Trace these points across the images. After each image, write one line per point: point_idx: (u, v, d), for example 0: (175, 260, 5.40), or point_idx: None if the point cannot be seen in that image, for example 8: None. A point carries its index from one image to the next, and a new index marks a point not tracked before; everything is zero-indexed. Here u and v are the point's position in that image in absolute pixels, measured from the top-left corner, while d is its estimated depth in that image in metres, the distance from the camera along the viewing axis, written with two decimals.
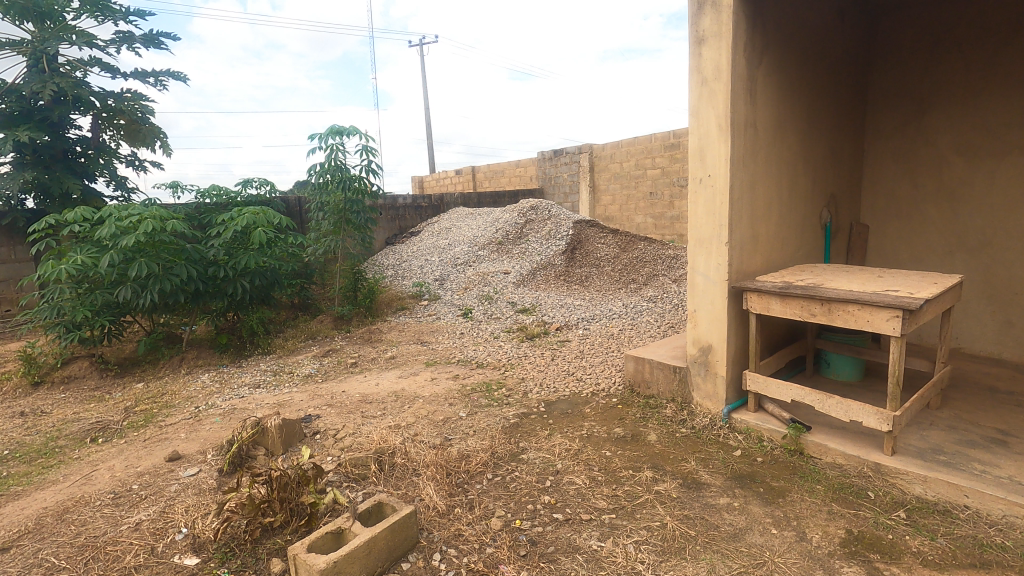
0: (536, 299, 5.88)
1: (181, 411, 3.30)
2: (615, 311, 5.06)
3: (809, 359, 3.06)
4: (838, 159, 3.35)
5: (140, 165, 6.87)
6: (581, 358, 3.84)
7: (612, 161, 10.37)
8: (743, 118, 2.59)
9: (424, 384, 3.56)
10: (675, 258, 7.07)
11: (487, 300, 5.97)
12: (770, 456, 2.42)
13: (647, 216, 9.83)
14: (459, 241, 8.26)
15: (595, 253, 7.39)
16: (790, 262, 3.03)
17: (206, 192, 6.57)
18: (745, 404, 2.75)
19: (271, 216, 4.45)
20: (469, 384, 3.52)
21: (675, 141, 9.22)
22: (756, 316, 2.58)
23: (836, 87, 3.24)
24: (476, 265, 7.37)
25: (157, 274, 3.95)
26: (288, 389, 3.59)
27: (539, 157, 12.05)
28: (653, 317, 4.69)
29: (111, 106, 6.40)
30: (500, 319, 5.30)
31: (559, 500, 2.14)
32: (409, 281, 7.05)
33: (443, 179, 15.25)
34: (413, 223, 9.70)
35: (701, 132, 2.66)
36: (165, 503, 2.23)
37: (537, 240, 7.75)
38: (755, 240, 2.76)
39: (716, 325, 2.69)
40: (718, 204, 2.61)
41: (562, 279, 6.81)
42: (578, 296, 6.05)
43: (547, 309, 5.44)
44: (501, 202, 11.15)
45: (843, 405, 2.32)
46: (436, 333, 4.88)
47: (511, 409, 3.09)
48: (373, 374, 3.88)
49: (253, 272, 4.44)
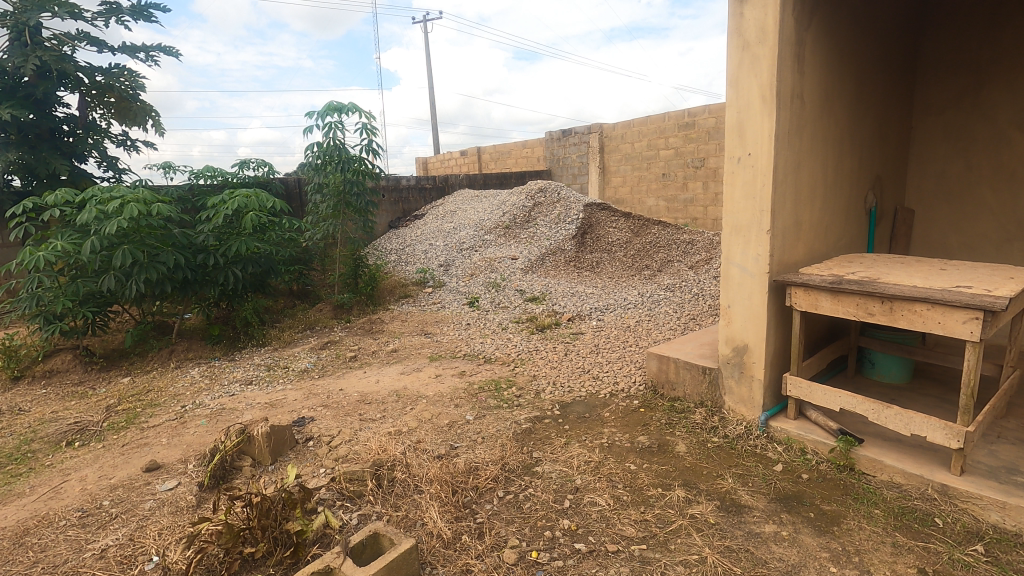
0: (546, 287, 5.59)
1: (166, 411, 3.05)
2: (631, 300, 4.78)
3: (851, 359, 2.78)
4: (885, 136, 3.02)
5: (131, 145, 6.60)
6: (596, 353, 3.57)
7: (622, 141, 9.99)
8: (790, 88, 2.26)
9: (427, 382, 3.30)
10: (691, 243, 6.75)
11: (494, 288, 5.68)
12: (816, 472, 2.15)
13: (659, 198, 9.47)
14: (464, 224, 7.96)
15: (606, 238, 7.08)
16: (833, 252, 2.72)
17: (201, 174, 6.28)
18: (784, 410, 2.48)
19: (264, 198, 4.13)
20: (476, 382, 3.26)
21: (689, 120, 8.78)
22: (801, 313, 2.29)
23: (887, 56, 2.90)
24: (482, 250, 7.07)
25: (142, 262, 3.66)
26: (282, 386, 3.34)
27: (547, 137, 11.66)
28: (671, 307, 4.40)
29: (99, 82, 6.10)
30: (509, 308, 5.01)
31: (581, 525, 1.88)
32: (413, 267, 6.78)
33: (448, 160, 14.89)
34: (416, 205, 9.39)
35: (740, 105, 2.34)
36: (136, 524, 1.98)
37: (545, 224, 7.42)
38: (798, 227, 2.46)
39: (754, 323, 2.40)
40: (759, 187, 2.31)
41: (572, 265, 6.50)
42: (591, 283, 5.75)
43: (558, 298, 5.16)
44: (507, 184, 10.81)
45: (904, 417, 2.04)
46: (441, 323, 4.62)
47: (523, 412, 2.83)
48: (372, 370, 3.62)
49: (245, 259, 4.14)
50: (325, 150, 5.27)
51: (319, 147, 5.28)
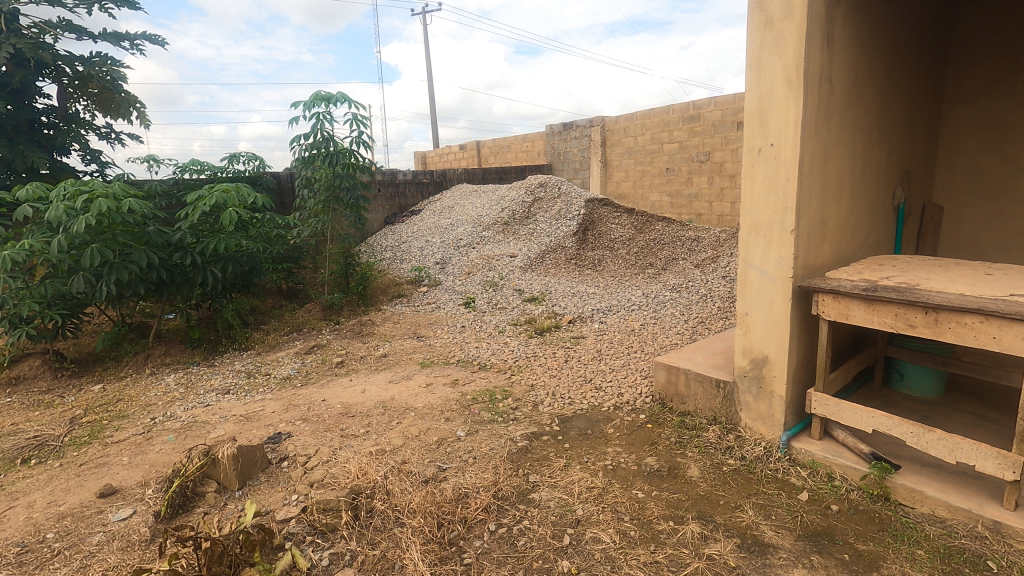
0: (545, 286, 5.35)
1: (133, 425, 2.82)
2: (634, 301, 4.54)
3: (878, 370, 2.54)
4: (915, 126, 2.77)
5: (115, 137, 6.35)
6: (598, 360, 3.33)
7: (625, 134, 9.72)
8: (818, 70, 2.02)
9: (417, 393, 3.06)
10: (697, 240, 6.49)
11: (492, 287, 5.45)
12: (847, 503, 1.91)
13: (663, 193, 9.22)
14: (462, 220, 7.72)
15: (608, 235, 6.83)
16: (860, 253, 2.48)
17: (188, 168, 6.03)
18: (807, 429, 2.24)
19: (245, 193, 3.88)
20: (469, 393, 3.02)
21: (694, 112, 8.51)
22: (829, 322, 2.05)
23: (918, 38, 2.65)
24: (480, 247, 6.83)
25: (113, 262, 3.41)
26: (261, 396, 3.11)
27: (547, 131, 11.39)
28: (677, 309, 4.16)
29: (80, 71, 5.85)
30: (507, 309, 4.77)
31: (582, 568, 1.65)
32: (408, 265, 6.54)
33: (447, 154, 14.62)
34: (413, 201, 9.14)
35: (761, 90, 2.09)
36: (79, 563, 1.75)
37: (545, 221, 7.17)
38: (824, 226, 2.21)
39: (776, 333, 2.16)
40: (782, 182, 2.06)
41: (573, 263, 6.26)
42: (592, 283, 5.51)
43: (558, 298, 4.92)
44: (507, 178, 10.55)
45: (948, 442, 1.80)
46: (434, 326, 4.38)
47: (519, 427, 2.59)
48: (359, 378, 3.38)
49: (226, 259, 3.90)
50: (315, 142, 5.02)
51: (308, 139, 5.03)
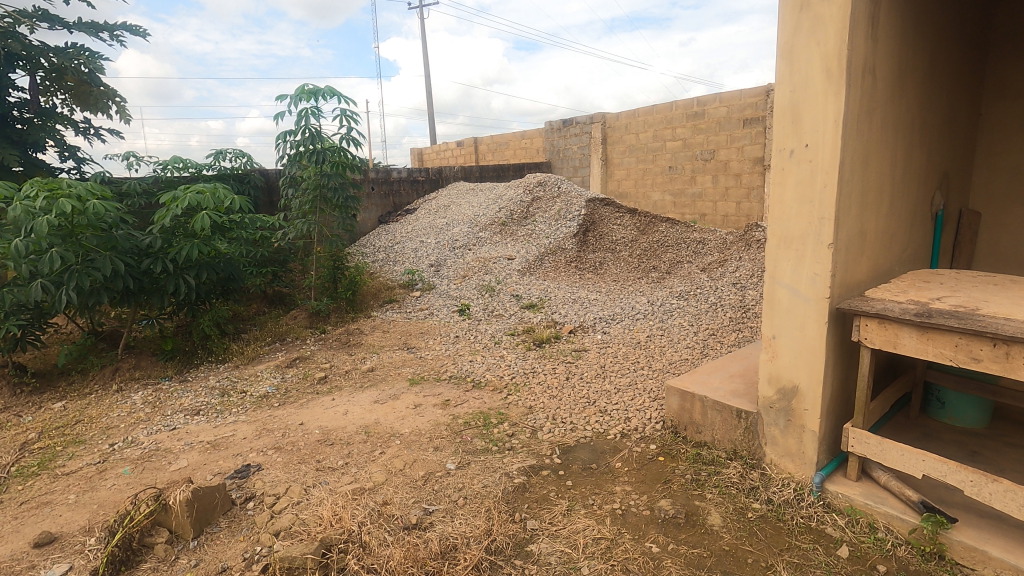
0: (545, 291, 5.08)
1: (89, 453, 2.55)
2: (639, 309, 4.27)
3: (916, 397, 2.28)
4: (954, 125, 2.50)
5: (94, 132, 6.06)
6: (603, 378, 3.07)
7: (627, 132, 9.44)
8: (861, 60, 1.74)
9: (404, 415, 2.79)
10: (702, 242, 6.22)
11: (488, 292, 5.18)
12: (895, 562, 1.65)
13: (665, 192, 8.96)
14: (458, 220, 7.45)
15: (610, 236, 6.57)
16: (898, 267, 2.21)
17: (170, 165, 5.73)
18: (842, 468, 1.98)
19: (222, 195, 3.60)
20: (461, 416, 2.75)
21: (698, 109, 8.23)
22: (872, 350, 1.78)
23: (960, 26, 2.38)
24: (476, 249, 6.56)
25: (74, 268, 3.11)
26: (233, 419, 2.84)
27: (547, 127, 11.11)
28: (685, 319, 3.89)
29: (55, 63, 5.55)
30: (504, 317, 4.51)
31: None
32: (401, 267, 6.27)
33: (444, 151, 14.33)
34: (408, 199, 8.85)
35: (794, 83, 1.82)
36: None
37: (545, 221, 6.90)
38: (863, 238, 1.94)
39: (808, 360, 1.89)
40: (818, 189, 1.79)
41: (574, 266, 5.99)
42: (593, 288, 5.24)
43: (558, 305, 4.66)
44: (505, 176, 10.26)
45: (1017, 496, 1.54)
46: (426, 335, 4.11)
47: (516, 459, 2.32)
48: (342, 396, 3.11)
49: (201, 265, 3.61)
50: (302, 139, 4.74)
51: (294, 136, 4.75)
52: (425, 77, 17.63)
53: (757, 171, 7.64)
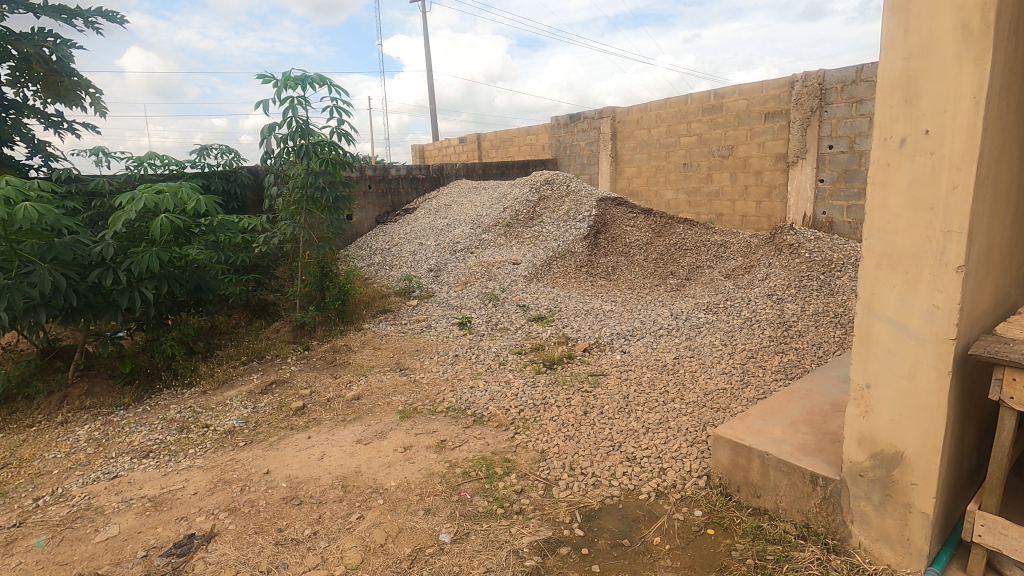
0: (554, 301, 4.61)
1: (4, 512, 2.09)
2: (661, 324, 3.80)
3: None
4: None
5: (65, 126, 5.60)
6: (627, 414, 2.60)
7: (638, 127, 8.95)
8: (1008, 14, 1.26)
9: (390, 461, 2.32)
10: (723, 245, 5.74)
11: (491, 302, 4.72)
12: None
13: (679, 190, 8.46)
14: (459, 221, 6.99)
15: (622, 239, 6.10)
16: (1017, 291, 1.73)
17: (145, 162, 5.27)
18: (959, 559, 1.50)
19: (183, 193, 3.14)
20: (460, 463, 2.29)
21: (715, 102, 7.73)
22: (1016, 413, 1.30)
23: None
24: (478, 252, 6.09)
25: (6, 283, 2.64)
26: (187, 465, 2.38)
27: (553, 123, 10.62)
28: (716, 337, 3.41)
29: (20, 51, 5.09)
30: (509, 331, 4.04)
31: None
32: (398, 273, 5.83)
33: (446, 148, 13.86)
34: (407, 198, 8.39)
35: (909, 47, 1.33)
36: None
37: (552, 222, 6.42)
38: (989, 256, 1.46)
39: (919, 420, 1.42)
40: (943, 192, 1.31)
41: (584, 272, 5.53)
42: (607, 297, 4.76)
43: (569, 318, 4.19)
44: (510, 173, 9.78)
45: None
46: (421, 353, 3.64)
47: (526, 530, 1.85)
48: (320, 433, 2.65)
49: (161, 276, 3.13)
50: (289, 132, 4.28)
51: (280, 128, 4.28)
52: (427, 72, 17.18)
53: (779, 168, 7.12)
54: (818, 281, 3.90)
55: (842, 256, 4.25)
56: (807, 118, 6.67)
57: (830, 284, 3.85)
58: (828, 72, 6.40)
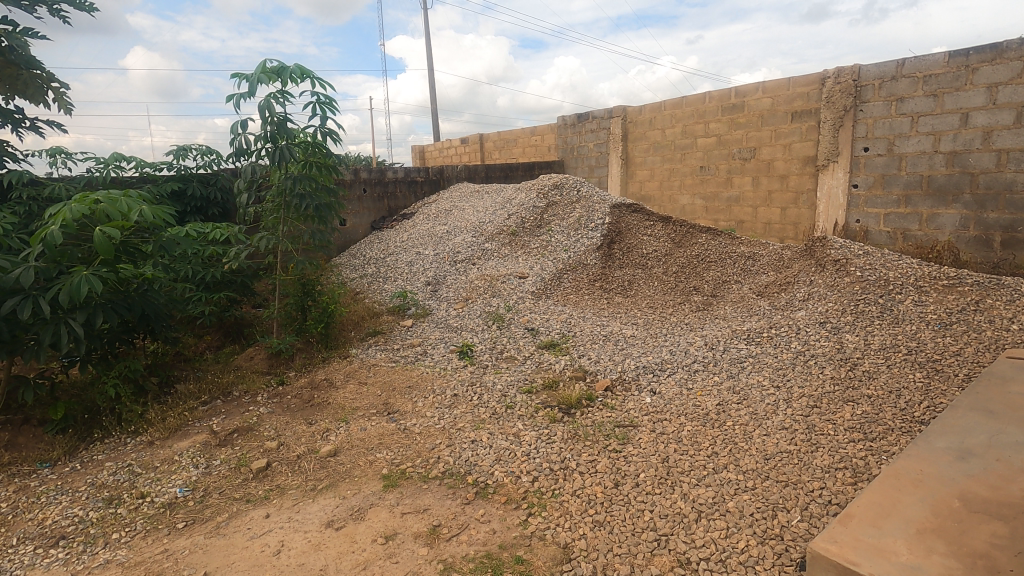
0: (567, 324, 4.05)
1: None
2: (694, 357, 3.25)
3: None
4: None
5: (24, 124, 5.06)
6: (669, 487, 2.05)
7: (651, 127, 8.40)
8: None
9: (366, 559, 1.78)
10: (752, 257, 5.19)
11: (495, 324, 4.18)
12: None
13: (696, 195, 7.92)
14: (460, 228, 6.46)
15: (639, 249, 5.56)
16: None
17: (110, 164, 4.74)
18: None
19: (124, 202, 2.57)
20: (456, 564, 1.74)
21: (736, 101, 7.19)
22: None
23: None
24: (481, 263, 5.55)
25: None
26: (104, 561, 1.83)
27: (559, 123, 10.09)
28: (766, 376, 2.85)
29: None
30: (516, 361, 3.49)
31: None
32: (392, 288, 5.29)
33: (446, 149, 13.35)
34: (405, 203, 7.86)
35: None
36: None
37: (561, 231, 5.86)
38: None
39: None
40: None
41: (598, 287, 4.98)
42: (626, 319, 4.22)
43: (585, 346, 3.64)
44: (514, 176, 9.23)
45: None
46: (413, 391, 3.10)
47: None
48: (282, 507, 2.11)
49: (97, 306, 2.57)
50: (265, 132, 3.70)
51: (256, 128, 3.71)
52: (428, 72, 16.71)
53: (807, 172, 6.56)
54: (878, 305, 3.34)
55: (899, 275, 3.69)
56: (839, 117, 6.12)
57: (892, 309, 3.29)
58: (864, 67, 5.84)
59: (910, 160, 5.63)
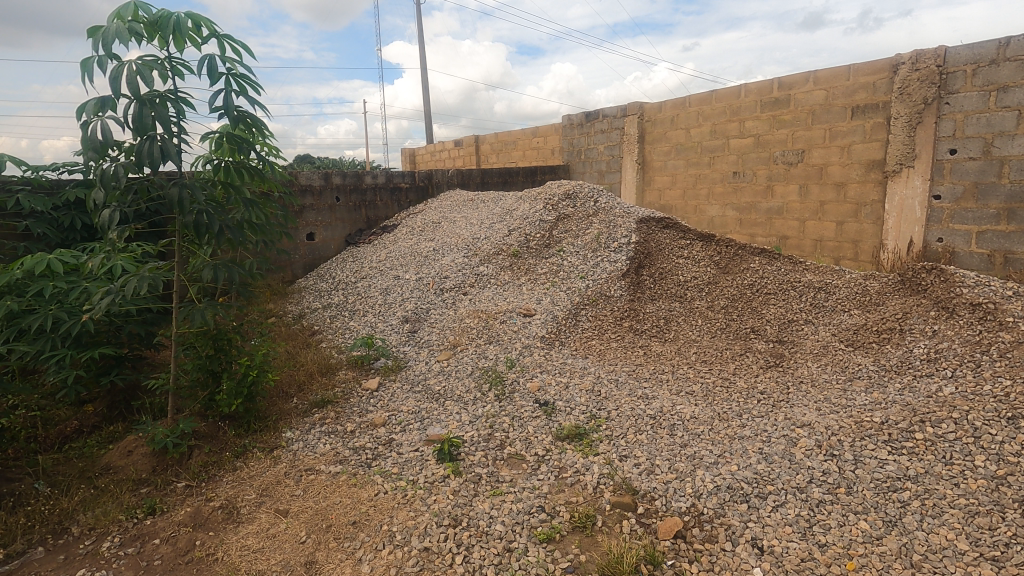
0: (594, 394, 2.85)
1: None
2: (806, 471, 2.05)
3: None
4: None
5: None
6: None
7: (672, 126, 7.24)
8: None
9: None
10: (824, 289, 4.01)
11: (492, 391, 2.97)
12: None
13: (727, 205, 6.76)
14: (449, 245, 5.27)
15: (675, 276, 4.37)
16: None
17: None
18: None
19: None
20: None
21: (780, 94, 6.03)
22: None
23: None
24: (474, 293, 4.35)
25: None
26: None
27: (565, 122, 8.93)
28: (962, 536, 1.66)
29: None
30: (525, 469, 2.29)
31: None
32: (359, 327, 4.08)
33: (439, 152, 12.20)
34: (386, 213, 6.66)
35: None
36: None
37: (575, 252, 4.67)
38: None
39: None
40: None
41: (627, 328, 3.79)
42: (676, 384, 3.01)
43: (625, 438, 2.44)
44: (513, 181, 8.05)
45: None
46: (358, 535, 1.90)
47: None
48: None
49: None
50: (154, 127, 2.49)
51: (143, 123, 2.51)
52: (421, 69, 15.55)
53: (871, 179, 5.39)
54: None
55: None
56: (917, 112, 4.95)
57: None
58: (952, 49, 4.67)
59: (1014, 165, 4.47)
